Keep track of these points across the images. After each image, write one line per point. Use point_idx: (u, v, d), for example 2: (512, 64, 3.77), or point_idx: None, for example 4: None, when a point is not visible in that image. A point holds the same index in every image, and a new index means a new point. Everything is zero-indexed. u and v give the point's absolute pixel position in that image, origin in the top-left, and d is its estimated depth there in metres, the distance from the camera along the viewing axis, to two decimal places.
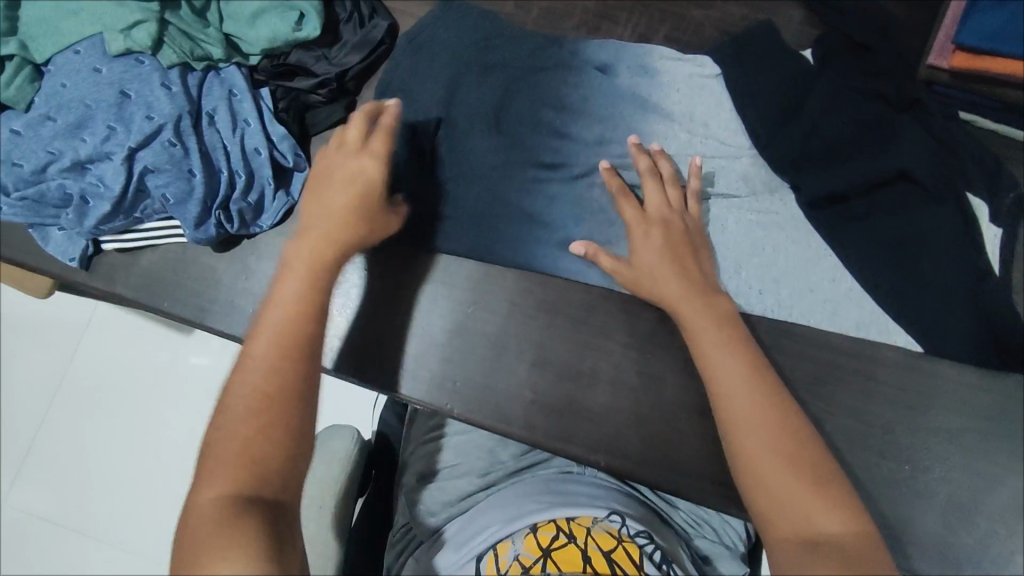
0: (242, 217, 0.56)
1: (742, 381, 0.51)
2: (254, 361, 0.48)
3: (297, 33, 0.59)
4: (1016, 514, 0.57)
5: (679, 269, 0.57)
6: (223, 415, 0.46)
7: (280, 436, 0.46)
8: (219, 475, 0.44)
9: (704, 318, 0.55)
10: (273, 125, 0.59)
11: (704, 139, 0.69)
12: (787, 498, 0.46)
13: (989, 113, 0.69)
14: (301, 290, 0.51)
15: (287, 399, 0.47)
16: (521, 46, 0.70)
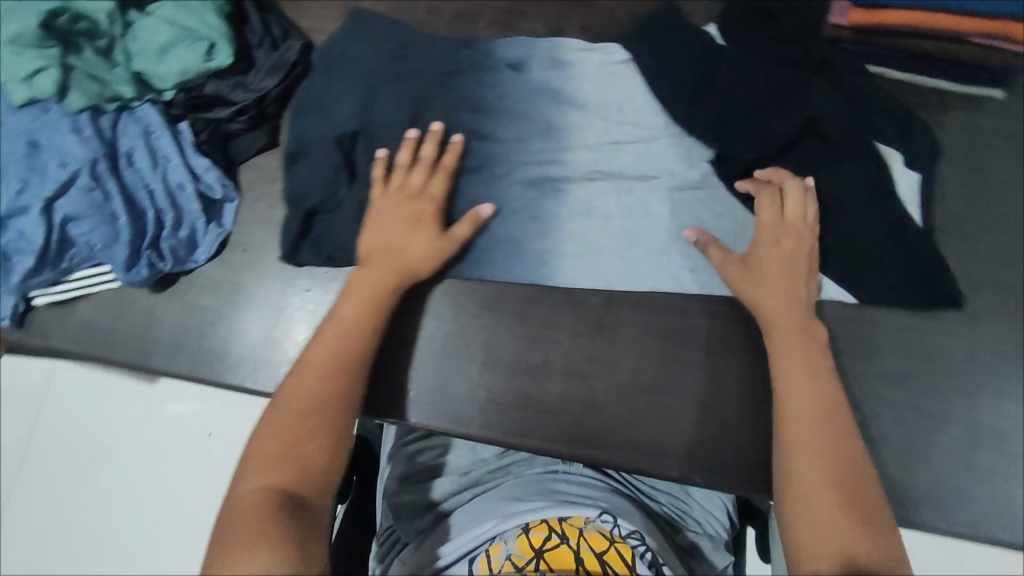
0: (177, 254, 0.67)
1: (817, 396, 0.54)
2: (309, 368, 0.54)
3: (209, 63, 0.67)
4: (966, 445, 0.62)
5: (778, 278, 0.61)
6: (278, 411, 0.51)
7: (325, 441, 0.50)
8: (268, 467, 0.48)
9: (799, 343, 0.58)
10: (195, 157, 0.68)
11: (619, 127, 0.69)
12: (823, 516, 0.48)
13: (895, 64, 0.69)
14: (354, 314, 0.58)
15: (338, 406, 0.52)
16: (434, 55, 0.71)
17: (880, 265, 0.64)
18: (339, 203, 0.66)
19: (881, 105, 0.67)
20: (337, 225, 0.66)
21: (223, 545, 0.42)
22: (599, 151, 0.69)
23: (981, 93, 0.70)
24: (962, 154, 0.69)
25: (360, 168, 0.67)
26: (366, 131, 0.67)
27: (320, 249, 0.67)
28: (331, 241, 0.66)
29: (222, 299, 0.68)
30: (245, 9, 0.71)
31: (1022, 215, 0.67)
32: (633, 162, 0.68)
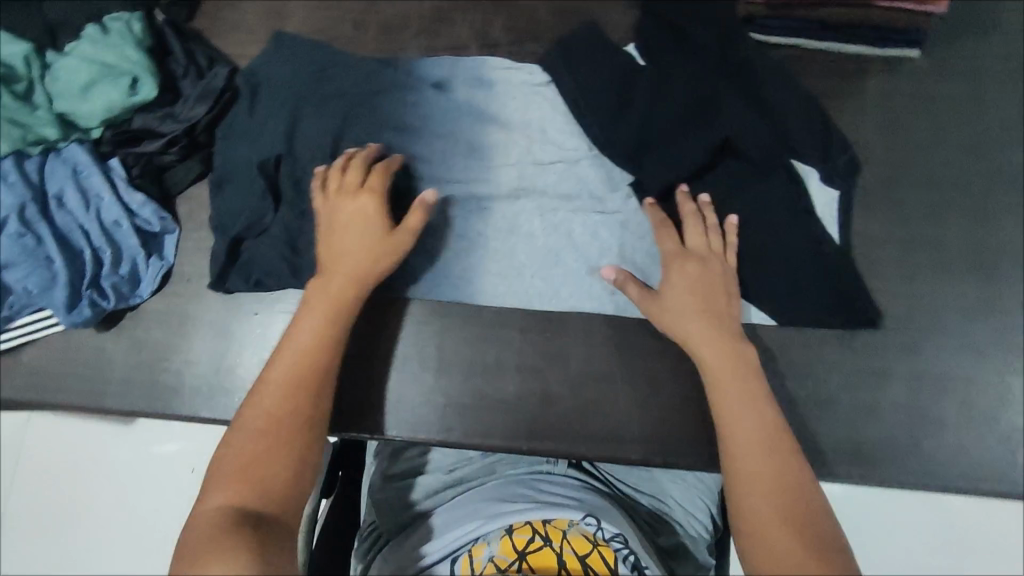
0: (120, 291, 0.66)
1: (756, 429, 0.54)
2: (270, 382, 0.54)
3: (133, 97, 0.67)
4: (912, 400, 0.64)
5: (702, 305, 0.61)
6: (241, 428, 0.52)
7: (290, 456, 0.51)
8: (231, 484, 0.48)
9: (732, 376, 0.57)
10: (129, 193, 0.68)
11: (541, 146, 0.70)
12: (777, 560, 0.47)
13: (810, 36, 0.71)
14: (314, 326, 0.57)
15: (300, 420, 0.53)
16: (360, 73, 0.72)
17: (799, 267, 0.65)
18: (266, 229, 0.68)
19: (799, 103, 0.69)
20: (266, 251, 0.67)
21: (188, 562, 0.43)
22: (523, 170, 0.70)
23: (898, 56, 0.72)
24: (883, 117, 0.71)
25: (284, 192, 0.68)
26: (291, 154, 0.69)
27: (249, 274, 0.67)
28: (260, 266, 0.68)
29: (171, 332, 0.68)
30: (167, 40, 0.71)
31: (946, 172, 0.70)
32: (553, 180, 0.70)
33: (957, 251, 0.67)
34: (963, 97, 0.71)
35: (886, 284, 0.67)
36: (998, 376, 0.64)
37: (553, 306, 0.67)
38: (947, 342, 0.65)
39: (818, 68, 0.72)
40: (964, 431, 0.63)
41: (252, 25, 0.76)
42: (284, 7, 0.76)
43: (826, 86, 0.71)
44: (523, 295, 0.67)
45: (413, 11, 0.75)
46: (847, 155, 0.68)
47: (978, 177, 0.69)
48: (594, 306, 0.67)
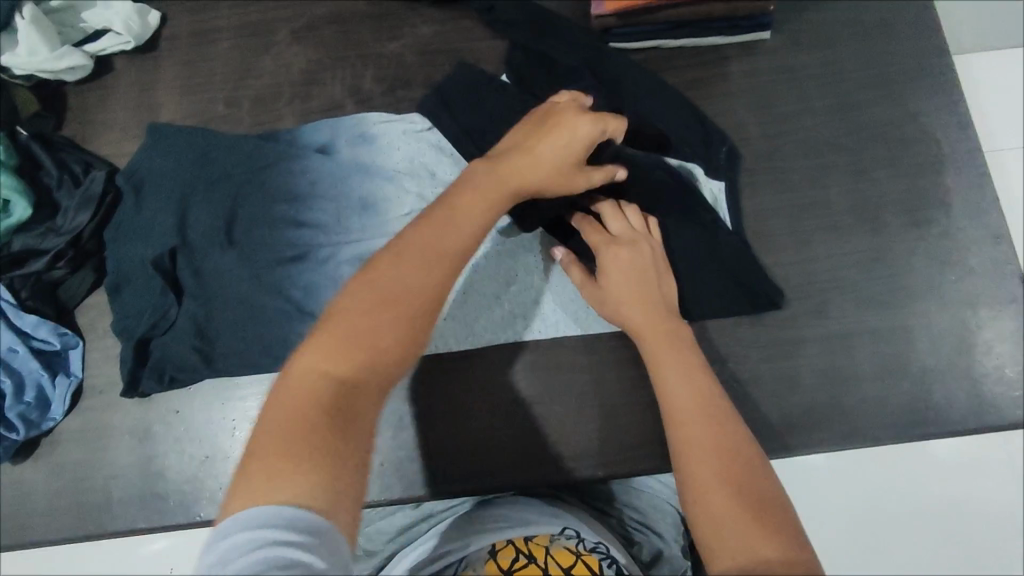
0: (30, 419, 0.65)
1: (690, 397, 0.56)
2: (410, 248, 0.50)
3: (11, 219, 0.66)
4: (830, 360, 0.66)
5: (638, 290, 0.62)
6: (371, 288, 0.48)
7: (404, 339, 0.46)
8: (338, 346, 0.45)
9: (671, 352, 0.59)
10: (19, 317, 0.66)
11: (433, 189, 0.70)
12: (725, 527, 0.48)
13: (666, 35, 0.73)
14: (473, 199, 0.54)
15: (423, 302, 0.48)
16: (241, 150, 0.71)
17: (694, 262, 0.67)
18: (172, 323, 0.67)
19: (667, 107, 0.71)
20: (173, 346, 0.66)
21: (275, 426, 0.42)
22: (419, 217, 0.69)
23: (752, 38, 0.75)
24: (750, 98, 0.74)
25: (184, 282, 0.67)
26: (185, 245, 0.68)
27: (161, 372, 0.66)
28: (170, 361, 0.66)
29: (91, 448, 0.66)
30: (36, 155, 0.70)
31: (821, 136, 0.72)
32: None
33: (845, 209, 0.70)
34: (820, 65, 0.74)
35: (785, 255, 0.68)
36: (905, 320, 0.67)
37: (468, 347, 0.67)
38: (852, 299, 0.67)
39: (680, 65, 0.75)
40: (882, 379, 0.65)
41: (122, 122, 0.75)
42: (152, 98, 0.76)
43: (689, 80, 0.74)
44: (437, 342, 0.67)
45: (283, 79, 0.76)
46: (722, 144, 0.71)
47: (850, 136, 0.72)
48: (507, 337, 0.67)
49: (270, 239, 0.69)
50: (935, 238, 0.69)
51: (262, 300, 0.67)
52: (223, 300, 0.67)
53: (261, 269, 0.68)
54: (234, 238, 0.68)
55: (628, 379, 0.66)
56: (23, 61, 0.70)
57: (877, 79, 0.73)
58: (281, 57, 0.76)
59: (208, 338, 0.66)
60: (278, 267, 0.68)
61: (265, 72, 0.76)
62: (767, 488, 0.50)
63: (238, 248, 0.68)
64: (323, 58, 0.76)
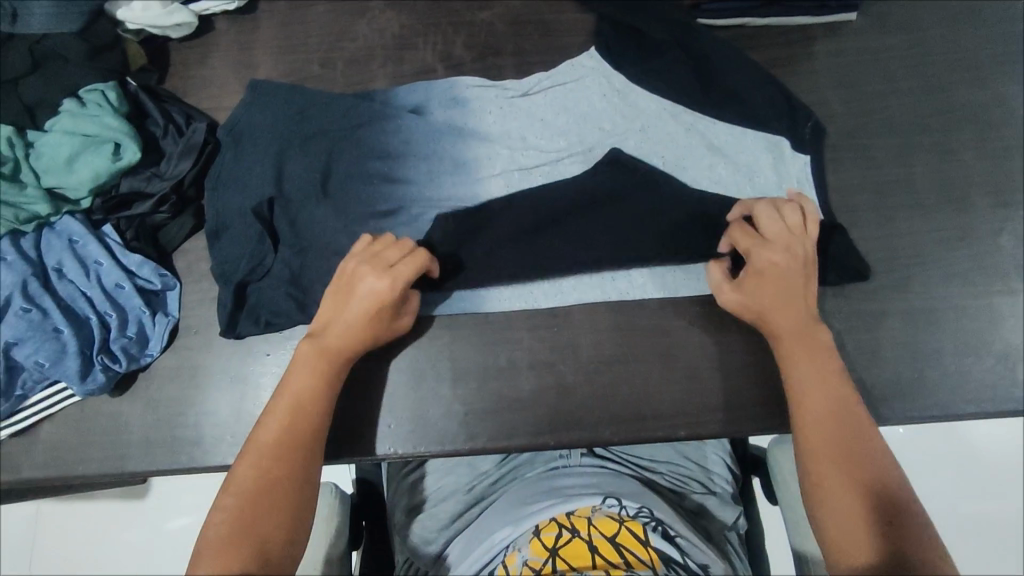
0: (130, 352, 0.66)
1: (821, 384, 0.57)
2: (263, 447, 0.55)
3: (119, 161, 0.68)
4: (910, 333, 0.67)
5: (781, 304, 0.61)
6: (240, 495, 0.52)
7: (284, 520, 0.52)
8: (223, 554, 0.49)
9: (804, 349, 0.59)
10: (126, 255, 0.69)
11: (524, 151, 0.71)
12: (847, 514, 0.50)
13: (756, 13, 0.74)
14: (309, 380, 0.59)
15: (288, 485, 0.53)
16: (337, 111, 0.73)
17: None
18: (268, 270, 0.69)
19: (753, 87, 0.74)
20: (269, 292, 0.68)
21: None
22: (509, 178, 0.71)
23: (839, 20, 0.76)
24: (834, 77, 0.75)
25: (281, 231, 0.69)
26: (283, 197, 0.70)
27: (257, 316, 0.68)
28: (267, 307, 0.68)
29: (186, 385, 0.69)
30: (143, 105, 0.73)
31: (906, 116, 0.73)
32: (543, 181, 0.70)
33: (927, 189, 0.71)
34: (905, 47, 0.75)
35: (866, 231, 0.70)
36: (985, 299, 0.68)
37: (554, 304, 0.69)
38: (933, 275, 0.68)
39: (766, 42, 0.76)
40: (962, 357, 0.66)
41: (223, 78, 0.78)
42: (250, 57, 0.79)
43: (776, 57, 0.76)
44: (526, 299, 0.69)
45: (377, 43, 0.78)
46: (807, 121, 0.72)
47: (933, 118, 0.73)
48: (593, 296, 0.69)
49: (363, 193, 0.71)
50: (1017, 221, 0.70)
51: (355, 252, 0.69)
52: (318, 251, 0.69)
53: (355, 222, 0.70)
54: (330, 192, 0.70)
55: (708, 343, 0.68)
56: (139, 16, 0.73)
57: (961, 64, 0.74)
58: (375, 22, 0.79)
59: (302, 286, 0.68)
60: (371, 221, 0.70)
61: (360, 36, 0.79)
62: (889, 480, 0.52)
63: (334, 201, 0.70)
64: (416, 25, 0.79)
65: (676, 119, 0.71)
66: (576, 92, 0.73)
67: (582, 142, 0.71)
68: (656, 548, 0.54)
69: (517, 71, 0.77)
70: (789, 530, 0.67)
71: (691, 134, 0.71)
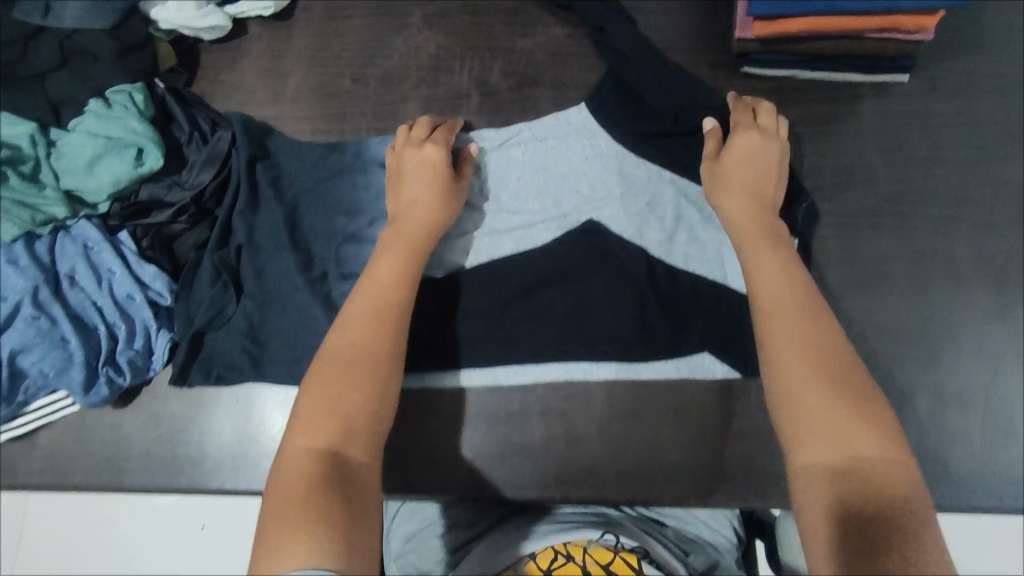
0: (136, 366, 0.65)
1: (783, 287, 0.54)
2: (351, 325, 0.56)
3: (141, 168, 0.66)
4: (933, 417, 0.66)
5: (756, 203, 0.61)
6: (323, 370, 0.53)
7: (371, 392, 0.53)
8: (319, 422, 0.50)
9: (763, 262, 0.57)
10: (141, 266, 0.67)
11: (496, 214, 0.70)
12: (837, 425, 0.46)
13: (803, 67, 0.72)
14: (392, 269, 0.60)
15: (381, 359, 0.55)
16: (307, 166, 0.71)
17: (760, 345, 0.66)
18: (228, 319, 0.66)
19: (790, 146, 0.72)
20: (225, 344, 0.66)
21: (277, 512, 0.45)
22: (479, 242, 0.69)
23: (890, 79, 0.73)
24: (879, 138, 0.72)
25: (244, 280, 0.67)
26: (250, 245, 0.67)
27: (209, 368, 0.66)
28: (220, 359, 0.66)
29: (190, 403, 0.67)
30: (170, 108, 0.71)
31: (950, 186, 0.71)
32: (517, 246, 0.69)
33: (966, 265, 0.69)
34: (956, 112, 0.72)
35: (898, 303, 0.68)
36: (1016, 386, 0.66)
37: (514, 382, 0.67)
38: (961, 357, 0.67)
39: (814, 96, 0.73)
40: (985, 441, 0.65)
41: (252, 85, 0.76)
42: (282, 65, 0.77)
43: (822, 112, 0.73)
44: (487, 376, 0.67)
45: (413, 62, 0.76)
46: (837, 196, 0.71)
47: (979, 188, 0.71)
48: (557, 376, 0.66)
49: (345, 242, 0.69)
50: None
51: (316, 313, 0.66)
52: (278, 307, 0.67)
53: (319, 278, 0.67)
54: (298, 243, 0.68)
55: (729, 407, 0.66)
56: (172, 15, 0.71)
57: (1014, 137, 0.72)
58: (412, 40, 0.77)
59: (259, 341, 0.66)
60: (335, 281, 0.68)
61: (394, 53, 0.77)
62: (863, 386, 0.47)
63: (299, 250, 0.67)
64: (454, 46, 0.77)
65: (655, 189, 0.69)
66: (557, 153, 0.71)
67: (558, 207, 0.70)
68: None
69: (496, 126, 0.74)
70: None
71: (669, 210, 0.69)
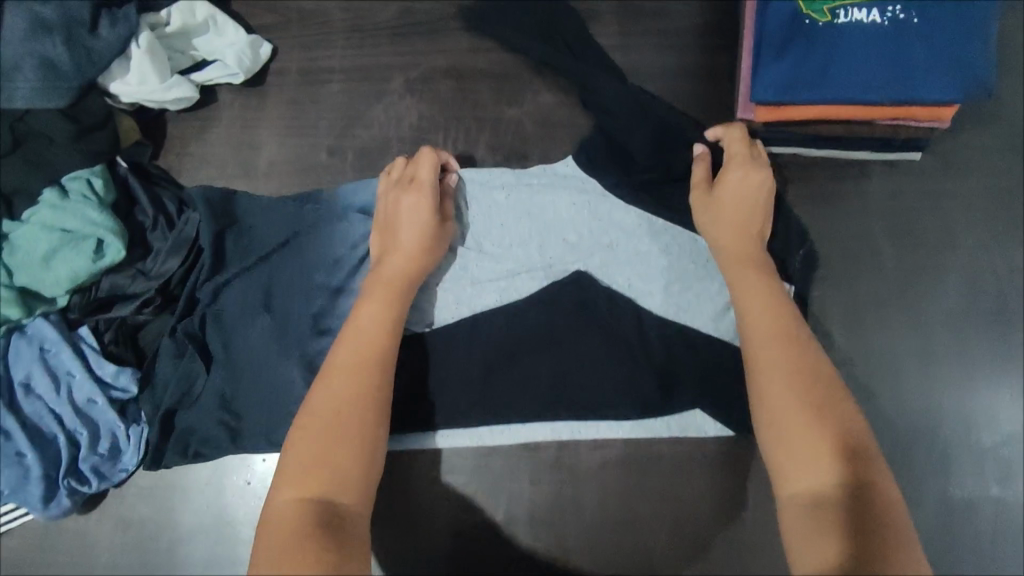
0: (101, 471, 0.61)
1: (779, 325, 0.52)
2: (337, 370, 0.52)
3: (101, 260, 0.62)
4: (928, 526, 0.64)
5: (743, 234, 0.59)
6: (311, 415, 0.50)
7: (362, 440, 0.49)
8: (306, 474, 0.47)
9: (755, 293, 0.55)
10: (102, 364, 0.62)
11: (477, 264, 0.65)
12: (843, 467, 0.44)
13: (812, 144, 0.67)
14: (378, 308, 0.56)
15: (368, 402, 0.51)
16: (273, 215, 0.65)
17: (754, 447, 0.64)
18: (198, 396, 0.62)
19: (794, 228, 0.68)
20: (200, 418, 0.61)
21: (268, 571, 0.41)
22: (460, 294, 0.64)
23: (902, 158, 0.68)
24: (889, 221, 0.68)
25: (214, 352, 0.62)
26: (219, 306, 0.63)
27: (185, 445, 0.61)
28: (198, 435, 0.61)
29: (159, 508, 0.64)
30: (133, 191, 0.67)
31: (961, 275, 0.67)
32: (500, 301, 0.64)
33: (973, 363, 0.66)
34: (971, 194, 0.68)
35: (902, 402, 0.66)
36: (1012, 490, 0.65)
37: (499, 442, 0.64)
38: (961, 460, 0.65)
39: (822, 172, 0.68)
40: (979, 549, 0.64)
41: (222, 158, 0.72)
42: (253, 136, 0.72)
43: (830, 190, 0.68)
44: (471, 436, 0.64)
45: (394, 133, 0.72)
46: (842, 284, 0.67)
47: (991, 279, 0.67)
48: (544, 435, 0.64)
49: (322, 299, 0.63)
50: None
51: (293, 377, 0.61)
52: (252, 376, 0.61)
53: (292, 341, 0.62)
54: (272, 306, 0.63)
55: (724, 512, 0.64)
56: (134, 90, 0.66)
57: None
58: (393, 109, 0.72)
59: (236, 412, 0.61)
60: (310, 340, 0.62)
61: (374, 123, 0.72)
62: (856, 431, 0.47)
63: (274, 313, 0.62)
64: (437, 116, 0.72)
65: (649, 240, 0.64)
66: (542, 197, 0.66)
67: (543, 256, 0.65)
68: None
69: None
70: None
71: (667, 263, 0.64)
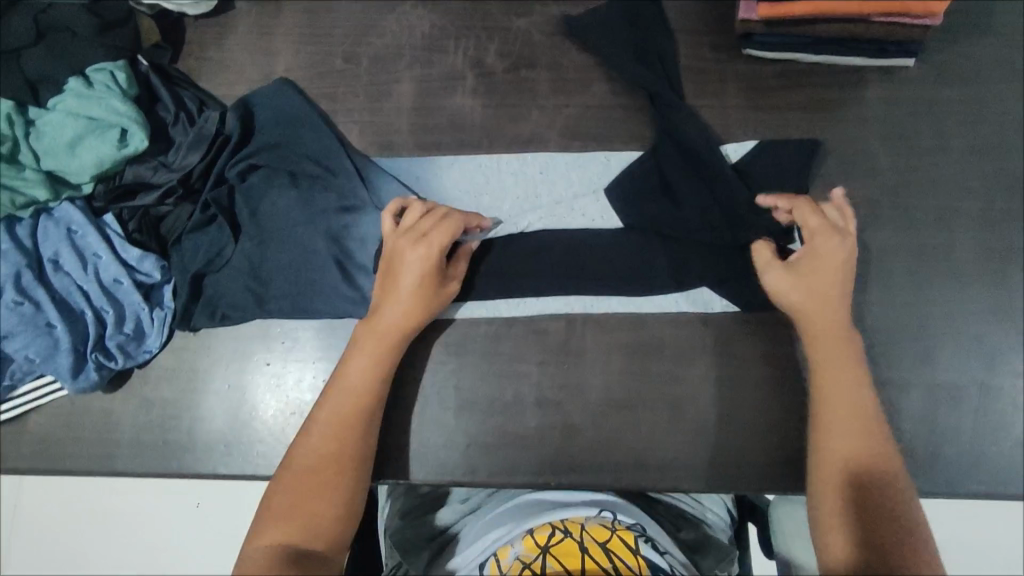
0: (127, 350, 0.64)
1: (851, 392, 0.57)
2: (317, 427, 0.57)
3: (125, 149, 0.64)
4: (929, 410, 0.66)
5: (827, 303, 0.60)
6: (290, 474, 0.55)
7: (335, 497, 0.54)
8: (282, 525, 0.52)
9: (831, 356, 0.59)
10: (127, 249, 0.65)
11: (493, 164, 0.71)
12: (875, 529, 0.51)
13: (806, 50, 0.70)
14: (366, 368, 0.59)
15: (349, 461, 0.56)
16: (314, 125, 0.69)
17: (757, 334, 0.66)
18: (226, 262, 0.66)
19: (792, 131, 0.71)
20: (227, 284, 0.65)
21: None
22: (477, 186, 0.70)
23: (895, 65, 0.71)
24: (884, 126, 0.71)
25: (242, 222, 0.66)
26: (246, 181, 0.67)
27: (213, 309, 0.65)
28: (223, 299, 0.66)
29: (181, 390, 0.67)
30: (155, 88, 0.69)
31: (954, 176, 0.70)
32: (507, 192, 0.70)
33: (965, 258, 0.68)
34: (964, 100, 0.71)
35: (899, 297, 0.68)
36: (1009, 378, 0.66)
37: (515, 314, 0.68)
38: (957, 349, 0.67)
39: (818, 83, 0.72)
40: (978, 439, 0.65)
41: (239, 63, 0.74)
42: (270, 43, 0.74)
43: (827, 97, 0.71)
44: (487, 307, 0.68)
45: (407, 40, 0.74)
46: (839, 183, 0.70)
47: (983, 179, 0.70)
48: (554, 306, 0.68)
49: (341, 177, 0.68)
50: None
51: (318, 247, 0.66)
52: (280, 241, 0.66)
53: (318, 213, 0.67)
54: (299, 183, 0.67)
55: (730, 397, 0.65)
56: None
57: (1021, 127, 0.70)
58: (405, 19, 0.75)
59: (262, 279, 0.66)
60: (333, 214, 0.67)
61: (388, 32, 0.74)
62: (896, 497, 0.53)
63: (299, 190, 0.67)
64: (448, 26, 0.74)
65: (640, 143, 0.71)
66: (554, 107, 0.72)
67: (552, 158, 0.71)
68: (645, 557, 0.54)
69: (489, 108, 0.72)
70: (783, 536, 0.67)
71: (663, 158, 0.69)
